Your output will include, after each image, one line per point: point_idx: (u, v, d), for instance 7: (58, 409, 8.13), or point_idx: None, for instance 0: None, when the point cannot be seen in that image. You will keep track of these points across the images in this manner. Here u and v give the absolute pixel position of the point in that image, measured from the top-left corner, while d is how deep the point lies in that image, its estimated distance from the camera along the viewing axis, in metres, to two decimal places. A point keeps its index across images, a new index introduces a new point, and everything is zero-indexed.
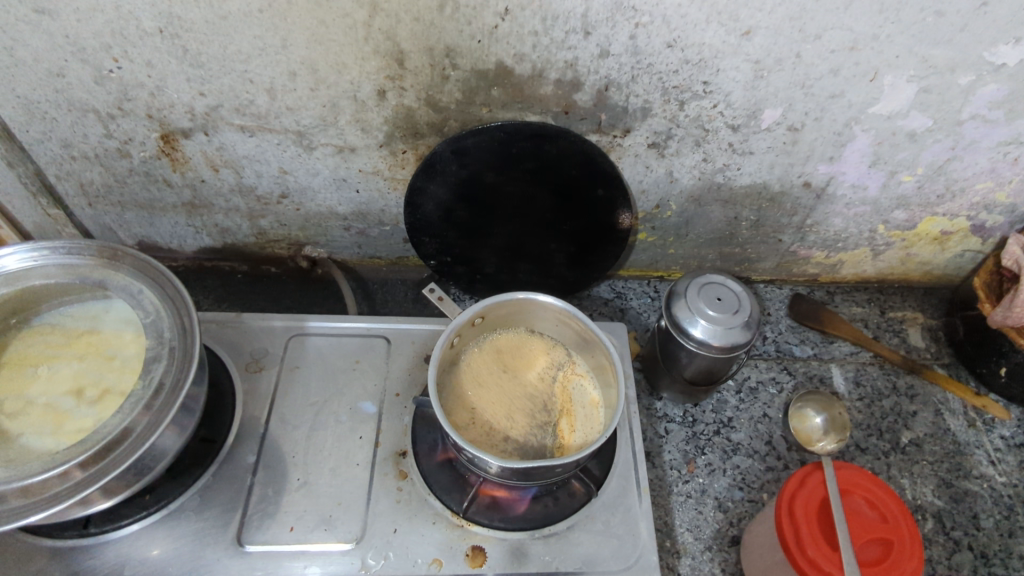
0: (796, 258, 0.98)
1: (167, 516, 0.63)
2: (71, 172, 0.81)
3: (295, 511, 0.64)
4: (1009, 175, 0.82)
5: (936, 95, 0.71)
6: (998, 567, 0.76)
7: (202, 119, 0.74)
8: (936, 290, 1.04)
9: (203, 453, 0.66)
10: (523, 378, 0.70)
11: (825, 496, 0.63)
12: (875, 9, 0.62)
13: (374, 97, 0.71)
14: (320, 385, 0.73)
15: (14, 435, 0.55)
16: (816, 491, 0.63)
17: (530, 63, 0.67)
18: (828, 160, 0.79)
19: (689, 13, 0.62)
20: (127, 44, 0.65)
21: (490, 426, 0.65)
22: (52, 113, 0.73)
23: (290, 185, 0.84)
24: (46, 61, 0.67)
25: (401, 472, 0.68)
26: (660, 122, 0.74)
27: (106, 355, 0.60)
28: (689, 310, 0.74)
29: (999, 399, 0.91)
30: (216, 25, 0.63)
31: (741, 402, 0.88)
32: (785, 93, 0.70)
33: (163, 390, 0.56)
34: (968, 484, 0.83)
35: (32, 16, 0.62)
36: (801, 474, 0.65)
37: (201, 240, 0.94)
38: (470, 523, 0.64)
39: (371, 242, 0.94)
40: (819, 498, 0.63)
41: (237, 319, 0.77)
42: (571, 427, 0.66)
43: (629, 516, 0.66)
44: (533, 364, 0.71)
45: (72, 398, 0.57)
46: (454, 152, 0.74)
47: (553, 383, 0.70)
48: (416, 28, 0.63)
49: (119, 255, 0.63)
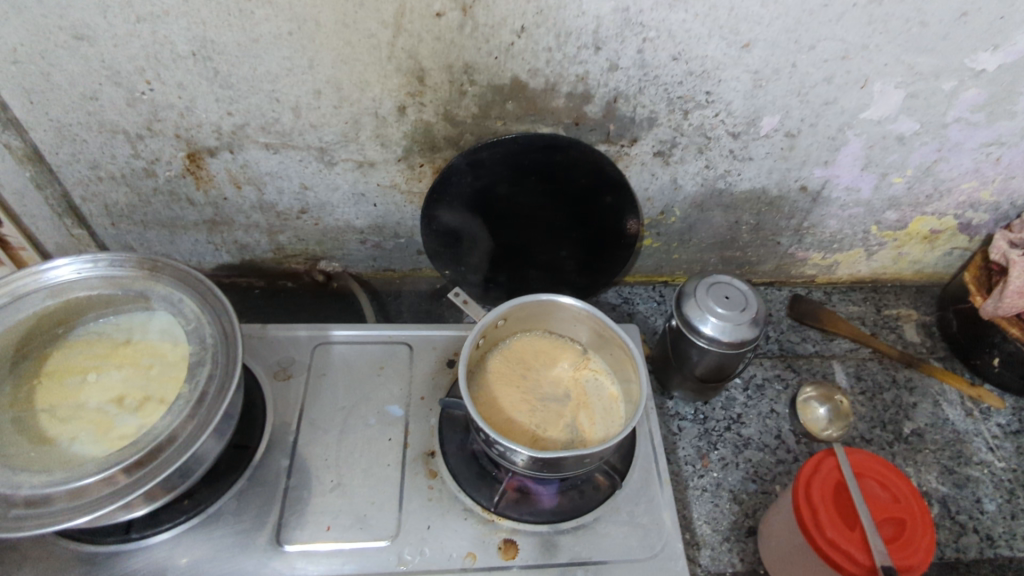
0: (794, 260, 1.02)
1: (206, 520, 0.65)
2: (97, 192, 0.83)
3: (330, 511, 0.66)
4: (992, 174, 0.87)
5: (922, 100, 0.76)
6: (1003, 547, 0.79)
7: (228, 138, 0.77)
8: (927, 289, 1.09)
9: (238, 458, 0.68)
10: (542, 377, 0.73)
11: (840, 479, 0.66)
12: (865, 20, 0.66)
13: (394, 113, 0.74)
14: (348, 390, 0.76)
15: (64, 440, 0.57)
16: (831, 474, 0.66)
17: (543, 78, 0.71)
18: (823, 165, 0.84)
19: (693, 27, 0.67)
20: (160, 67, 0.69)
21: (516, 422, 0.68)
22: (83, 135, 0.75)
23: (310, 200, 0.87)
24: (81, 85, 0.70)
25: (431, 471, 0.70)
26: (666, 131, 0.78)
27: (147, 365, 0.62)
28: (699, 309, 0.77)
29: (994, 389, 0.95)
30: (247, 47, 0.67)
31: (749, 399, 0.92)
32: (781, 102, 0.75)
33: (207, 394, 0.58)
34: (969, 470, 0.86)
35: (71, 42, 0.65)
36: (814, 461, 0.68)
37: (219, 257, 0.96)
38: (501, 518, 0.67)
39: (386, 254, 0.97)
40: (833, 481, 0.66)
41: (263, 331, 0.80)
42: (592, 420, 0.69)
43: (652, 507, 0.69)
44: (551, 362, 0.74)
45: (115, 406, 0.60)
46: (469, 164, 0.78)
47: (569, 378, 0.73)
48: (437, 46, 0.67)
49: (159, 267, 0.65)
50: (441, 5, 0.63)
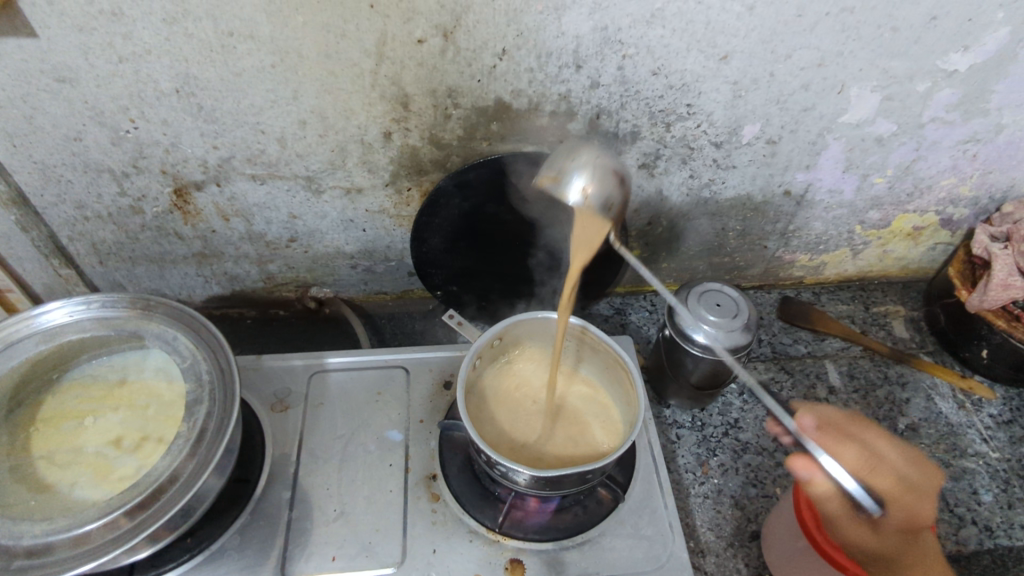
0: (781, 263, 1.03)
1: (209, 557, 0.64)
2: (84, 232, 0.83)
3: (335, 541, 0.66)
4: (970, 171, 0.88)
5: (898, 102, 0.77)
6: (1003, 537, 0.80)
7: (214, 171, 0.77)
8: (913, 284, 1.10)
9: (240, 492, 0.68)
10: (579, 424, 0.71)
11: (905, 527, 0.59)
12: (838, 28, 0.68)
13: (380, 139, 0.75)
14: (346, 418, 0.76)
15: (63, 487, 0.56)
16: (898, 469, 0.61)
17: (526, 98, 0.72)
18: (805, 169, 0.85)
19: (671, 42, 0.68)
20: (144, 105, 0.69)
21: (531, 382, 0.75)
22: (68, 175, 0.75)
23: (299, 229, 0.87)
24: (65, 126, 0.70)
25: (434, 494, 0.70)
26: (649, 143, 0.79)
27: (143, 405, 0.62)
28: (691, 317, 0.78)
29: (984, 380, 0.97)
30: (230, 81, 0.67)
31: (745, 404, 0.92)
32: (761, 110, 0.76)
33: (207, 431, 0.57)
34: (965, 462, 0.87)
35: (53, 85, 0.65)
36: (905, 510, 0.59)
37: (210, 289, 0.96)
38: (506, 538, 0.67)
39: (378, 278, 0.97)
40: (885, 543, 0.59)
41: (258, 362, 0.80)
42: (553, 450, 0.69)
43: (656, 518, 0.69)
44: (590, 433, 0.71)
45: (114, 449, 0.59)
46: (457, 185, 0.79)
47: (586, 425, 0.71)
48: (420, 72, 0.68)
49: (152, 305, 0.65)
50: (422, 31, 0.64)
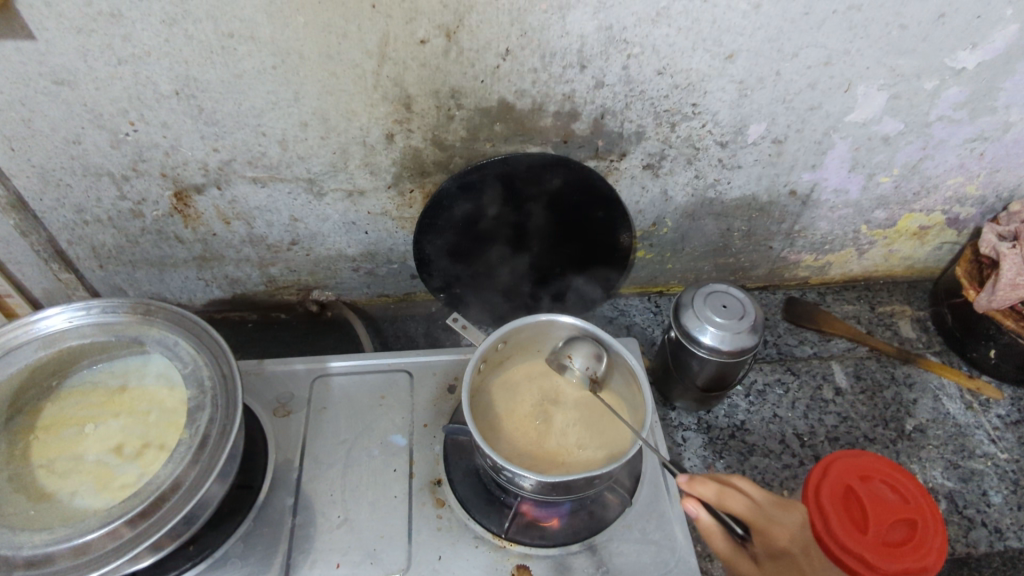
0: (786, 264, 1.03)
1: (212, 565, 0.64)
2: (83, 236, 0.82)
3: (339, 548, 0.65)
4: (977, 169, 0.87)
5: (905, 101, 0.76)
6: (1013, 539, 0.79)
7: (215, 174, 0.76)
8: (919, 284, 1.09)
9: (242, 499, 0.67)
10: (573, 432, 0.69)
11: (771, 552, 0.56)
12: (845, 26, 0.67)
13: (382, 140, 0.74)
14: (350, 422, 0.75)
15: (63, 496, 0.55)
16: (756, 504, 0.58)
17: (530, 98, 0.71)
18: (811, 169, 0.84)
19: (676, 41, 0.67)
20: (143, 108, 0.68)
21: (537, 381, 0.74)
22: (67, 179, 0.74)
23: (301, 232, 0.86)
24: (64, 129, 0.69)
25: (439, 500, 0.69)
26: (654, 144, 0.78)
27: (144, 411, 0.61)
28: (698, 319, 0.77)
29: (991, 380, 0.96)
30: (230, 83, 0.66)
31: (751, 405, 0.91)
32: (767, 109, 0.75)
33: (209, 438, 0.57)
34: (973, 463, 0.87)
35: (52, 87, 0.65)
36: (762, 535, 0.56)
37: (211, 292, 0.95)
38: (512, 543, 0.66)
39: (380, 280, 0.97)
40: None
41: (260, 367, 0.79)
42: (561, 453, 0.68)
43: (664, 522, 0.69)
44: (577, 442, 0.68)
45: (115, 456, 0.58)
46: (460, 187, 0.78)
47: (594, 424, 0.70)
48: (423, 73, 0.67)
49: (153, 310, 0.65)
50: (425, 32, 0.63)
